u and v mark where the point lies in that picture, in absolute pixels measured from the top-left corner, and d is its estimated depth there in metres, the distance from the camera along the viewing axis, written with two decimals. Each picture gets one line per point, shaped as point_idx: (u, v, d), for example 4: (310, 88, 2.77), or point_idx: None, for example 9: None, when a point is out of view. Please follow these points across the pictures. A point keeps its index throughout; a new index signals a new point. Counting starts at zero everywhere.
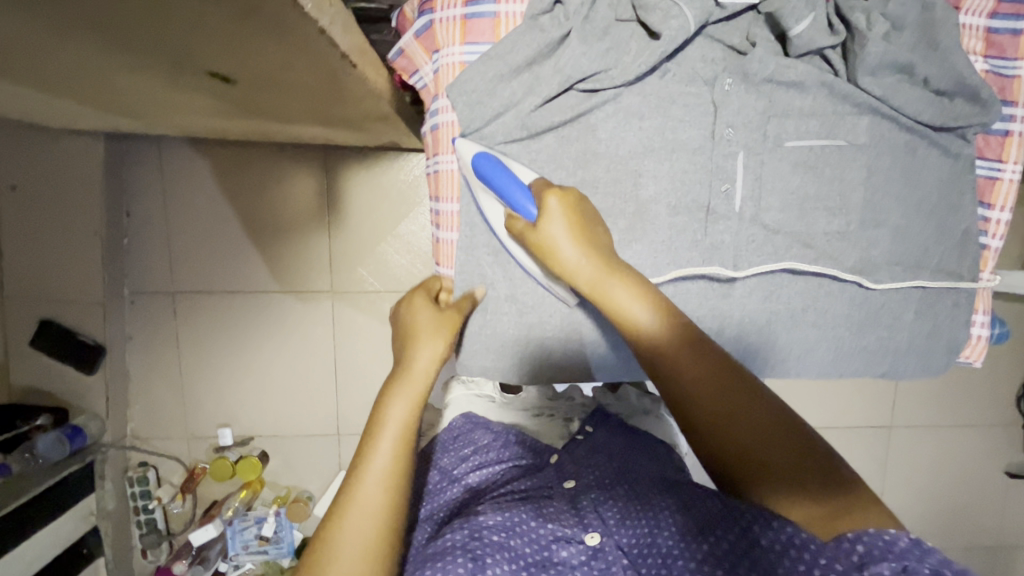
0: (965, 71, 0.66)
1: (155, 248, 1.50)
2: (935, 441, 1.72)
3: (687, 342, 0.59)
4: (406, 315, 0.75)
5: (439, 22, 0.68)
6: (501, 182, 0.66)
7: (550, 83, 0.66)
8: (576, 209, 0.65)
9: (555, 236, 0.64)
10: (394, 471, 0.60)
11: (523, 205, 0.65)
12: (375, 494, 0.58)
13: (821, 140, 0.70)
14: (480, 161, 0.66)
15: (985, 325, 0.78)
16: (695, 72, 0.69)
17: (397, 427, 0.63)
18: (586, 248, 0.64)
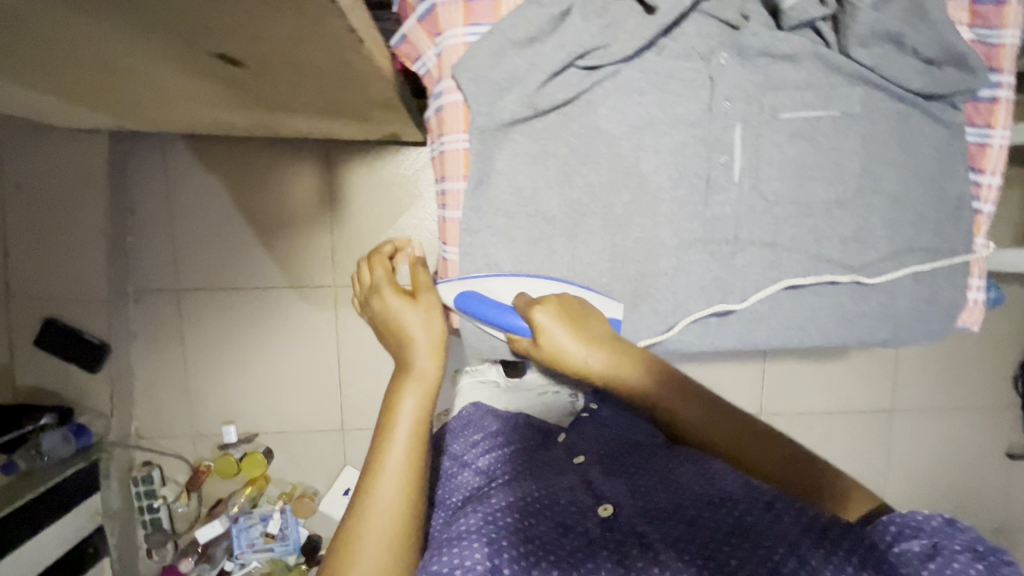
0: (952, 38, 0.68)
1: (158, 246, 1.51)
2: (937, 423, 1.73)
3: (667, 385, 0.72)
4: (387, 316, 0.78)
5: (442, 5, 0.69)
6: (490, 312, 0.71)
7: (553, 58, 0.66)
8: (565, 316, 0.70)
9: (558, 347, 0.69)
10: (412, 458, 0.67)
11: (517, 327, 0.71)
12: (393, 483, 0.65)
13: (816, 112, 0.72)
14: (465, 301, 0.72)
15: (981, 289, 0.78)
16: (692, 46, 0.70)
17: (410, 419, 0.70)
18: (594, 344, 0.70)
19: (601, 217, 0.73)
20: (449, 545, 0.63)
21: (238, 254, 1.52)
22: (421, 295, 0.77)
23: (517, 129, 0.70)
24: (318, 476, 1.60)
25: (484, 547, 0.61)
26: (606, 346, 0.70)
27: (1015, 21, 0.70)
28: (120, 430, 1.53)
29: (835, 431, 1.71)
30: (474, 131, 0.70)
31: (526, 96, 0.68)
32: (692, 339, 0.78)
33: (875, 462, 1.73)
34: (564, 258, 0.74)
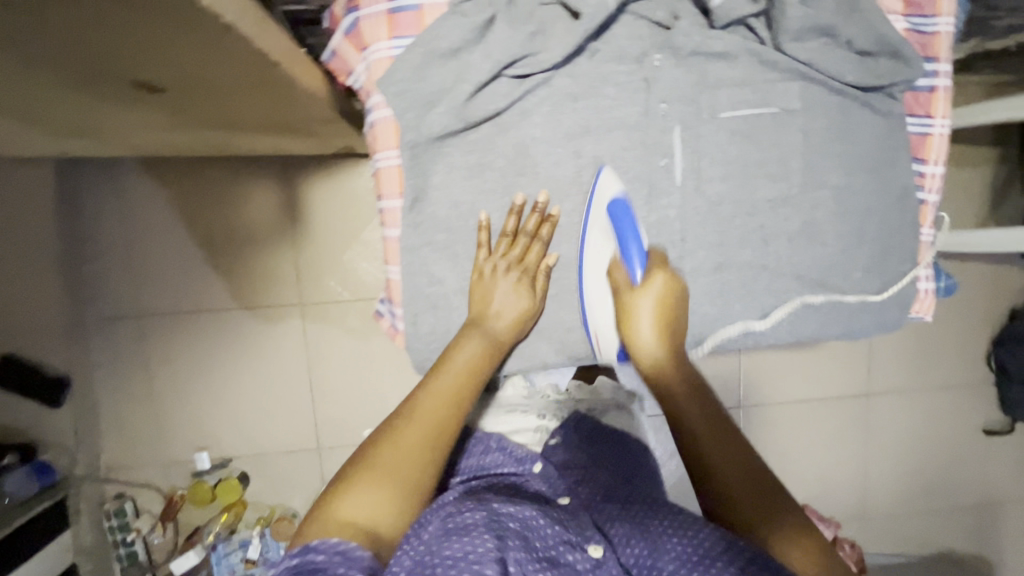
0: (883, 29, 0.67)
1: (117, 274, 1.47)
2: (914, 405, 1.74)
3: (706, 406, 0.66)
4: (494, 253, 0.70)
5: (365, 19, 0.68)
6: (620, 233, 0.68)
7: (480, 68, 0.64)
8: (674, 297, 0.69)
9: (641, 308, 0.68)
10: (456, 402, 0.66)
11: (632, 264, 0.68)
12: (416, 430, 0.64)
13: (754, 109, 0.71)
14: (616, 207, 0.68)
15: (930, 279, 0.79)
16: (624, 49, 0.69)
17: (462, 368, 0.68)
18: (660, 332, 0.69)
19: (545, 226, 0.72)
20: (451, 536, 0.58)
21: (201, 275, 1.48)
22: (534, 304, 0.72)
23: (452, 143, 0.68)
24: (297, 497, 1.57)
25: (493, 541, 0.58)
26: (664, 329, 0.69)
27: (948, 9, 0.70)
28: (88, 464, 1.49)
29: (815, 418, 1.71)
30: (405, 146, 0.68)
31: (456, 109, 0.66)
32: None
33: (856, 447, 1.74)
34: None
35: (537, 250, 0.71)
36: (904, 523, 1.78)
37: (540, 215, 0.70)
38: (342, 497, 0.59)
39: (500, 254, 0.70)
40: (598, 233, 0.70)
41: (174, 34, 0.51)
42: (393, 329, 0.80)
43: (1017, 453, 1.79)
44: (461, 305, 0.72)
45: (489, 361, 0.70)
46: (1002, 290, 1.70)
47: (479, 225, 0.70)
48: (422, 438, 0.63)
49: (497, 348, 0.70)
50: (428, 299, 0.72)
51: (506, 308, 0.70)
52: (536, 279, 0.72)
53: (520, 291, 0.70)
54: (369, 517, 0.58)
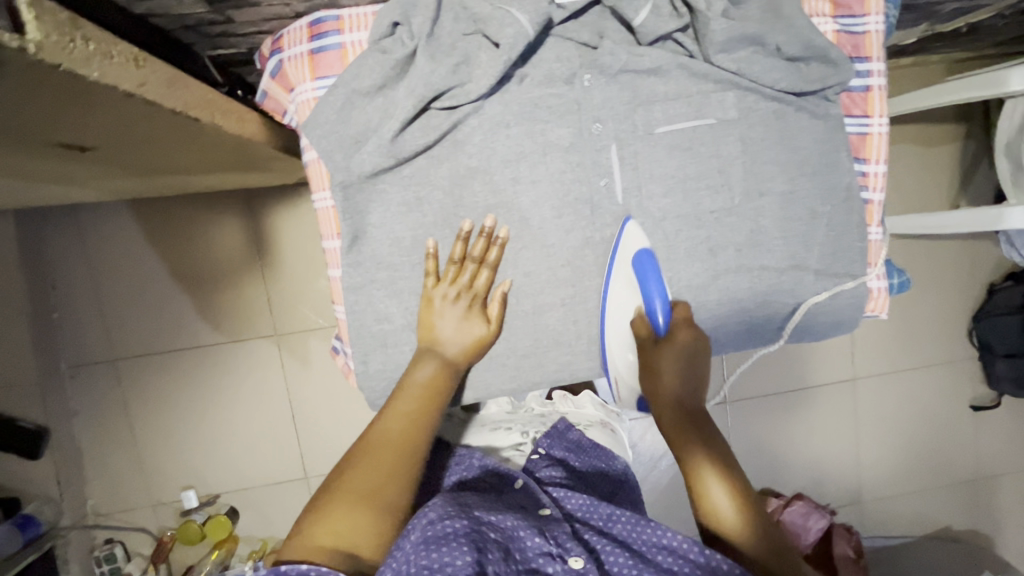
0: (810, 34, 0.66)
1: (92, 318, 1.46)
2: (901, 386, 1.74)
3: (684, 401, 0.71)
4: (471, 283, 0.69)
5: (289, 61, 0.67)
6: (644, 288, 0.70)
7: (405, 104, 0.63)
8: (693, 351, 0.71)
9: (660, 360, 0.71)
10: (416, 417, 0.65)
11: (657, 317, 0.70)
12: (385, 449, 0.63)
13: (689, 122, 0.71)
14: (642, 260, 0.69)
15: (882, 277, 0.78)
16: (553, 72, 0.67)
17: (421, 385, 0.67)
18: (678, 384, 0.71)
19: None
20: (431, 545, 0.55)
21: (178, 312, 1.47)
22: (490, 330, 0.71)
23: (385, 180, 0.67)
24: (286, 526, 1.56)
25: (473, 554, 0.54)
26: (682, 371, 0.71)
27: (876, 8, 0.70)
28: (75, 512, 1.48)
29: (803, 408, 1.71)
30: (336, 188, 0.66)
31: (384, 147, 0.64)
32: (602, 365, 0.76)
33: (846, 432, 1.74)
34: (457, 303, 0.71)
35: (486, 276, 0.69)
36: (899, 504, 1.78)
37: (488, 240, 0.69)
38: (314, 526, 0.57)
39: (448, 283, 0.69)
40: (621, 282, 0.71)
41: (76, 105, 0.50)
42: (348, 368, 0.79)
43: (1006, 427, 1.79)
44: (411, 341, 0.71)
45: (448, 376, 0.68)
46: (978, 266, 1.71)
47: (428, 252, 0.68)
48: (392, 454, 0.62)
49: (453, 363, 0.69)
50: (376, 338, 0.70)
51: (458, 336, 0.69)
52: (489, 305, 0.71)
53: (473, 317, 0.69)
54: (349, 541, 0.57)
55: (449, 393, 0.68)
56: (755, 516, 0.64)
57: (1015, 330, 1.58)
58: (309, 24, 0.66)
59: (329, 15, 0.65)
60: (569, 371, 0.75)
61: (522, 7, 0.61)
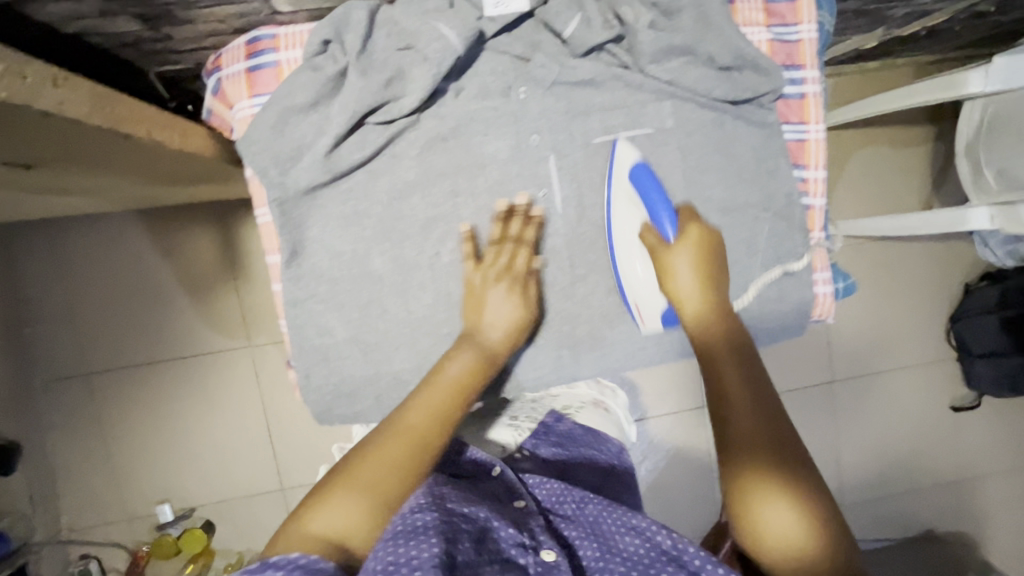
0: (740, 43, 0.67)
1: (68, 332, 1.46)
2: (880, 387, 1.74)
3: (752, 373, 0.58)
4: (513, 257, 0.69)
5: (227, 79, 0.68)
6: (649, 196, 0.68)
7: (338, 120, 0.64)
8: (708, 248, 0.68)
9: (677, 261, 0.66)
10: (446, 406, 0.59)
11: (662, 222, 0.67)
12: (398, 439, 0.56)
13: (626, 132, 0.71)
14: (637, 172, 0.69)
15: (827, 282, 0.78)
16: (488, 85, 0.68)
17: (456, 378, 0.62)
18: (701, 281, 0.65)
19: (430, 267, 0.71)
20: (395, 541, 0.48)
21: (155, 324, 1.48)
22: (528, 313, 0.68)
23: (323, 195, 0.68)
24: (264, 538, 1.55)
25: (441, 544, 0.48)
26: (697, 269, 0.66)
27: (808, 17, 0.71)
28: (47, 529, 1.46)
29: None
30: (272, 203, 0.66)
31: (319, 162, 0.65)
32: (550, 374, 0.75)
33: (827, 435, 1.73)
34: (399, 315, 0.71)
35: (524, 257, 0.69)
36: (883, 507, 1.76)
37: (527, 224, 0.70)
38: (314, 512, 0.51)
39: (488, 266, 0.68)
40: (620, 202, 0.70)
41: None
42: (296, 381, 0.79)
43: (986, 426, 1.78)
44: (354, 354, 0.71)
45: (483, 373, 0.63)
46: (951, 266, 1.71)
47: (464, 236, 0.69)
48: (404, 449, 0.55)
49: (492, 359, 0.65)
50: (320, 351, 0.71)
51: (501, 320, 0.67)
52: (529, 289, 0.69)
53: (512, 300, 0.67)
54: (342, 533, 0.51)
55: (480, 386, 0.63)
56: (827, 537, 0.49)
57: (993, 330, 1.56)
58: (245, 43, 0.67)
59: (265, 33, 0.66)
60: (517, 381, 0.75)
61: (449, 23, 0.62)
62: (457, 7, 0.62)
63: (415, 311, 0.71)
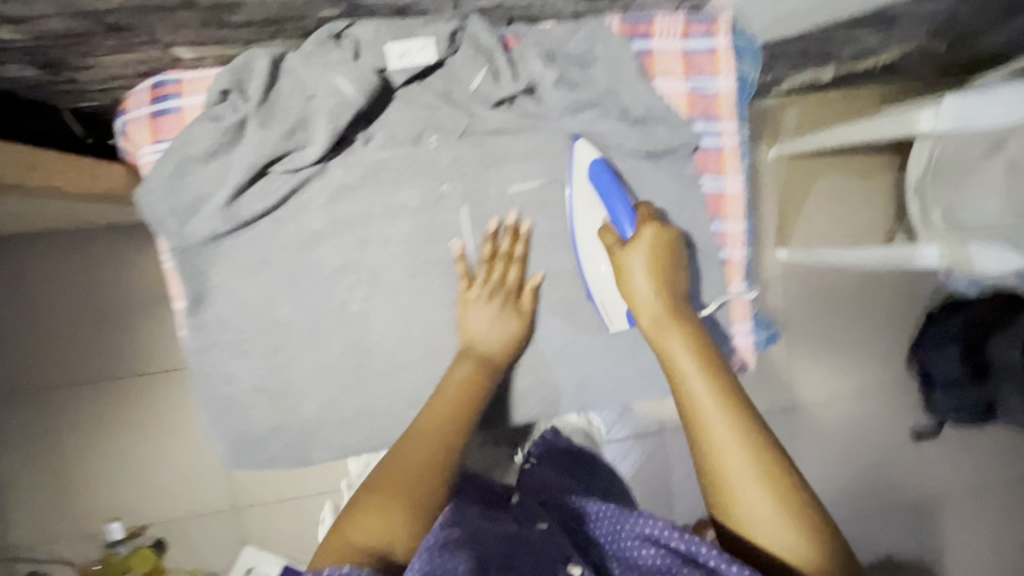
0: (650, 98, 0.67)
1: (85, 326, 1.27)
2: (843, 413, 1.69)
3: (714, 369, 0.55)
4: (505, 270, 0.70)
5: (131, 123, 0.66)
6: (607, 196, 0.65)
7: (237, 171, 0.63)
8: (667, 250, 0.63)
9: (633, 263, 0.62)
10: (459, 405, 0.62)
11: (621, 221, 0.65)
12: (421, 443, 0.58)
13: (541, 182, 0.70)
14: (596, 171, 0.66)
15: (749, 333, 0.77)
16: (397, 133, 0.67)
17: (461, 383, 0.64)
18: (658, 287, 0.61)
19: (338, 316, 0.70)
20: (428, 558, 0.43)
21: (136, 333, 1.30)
22: (524, 325, 0.71)
23: (227, 243, 0.67)
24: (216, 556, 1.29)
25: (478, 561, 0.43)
26: (657, 269, 0.62)
27: (727, 68, 0.70)
28: None
29: None
30: (172, 252, 0.65)
31: (219, 211, 0.64)
32: None
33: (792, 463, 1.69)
34: (307, 364, 0.70)
35: (516, 272, 0.70)
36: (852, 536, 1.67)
37: (514, 240, 0.70)
38: (354, 520, 0.50)
39: (479, 284, 0.69)
40: (583, 202, 0.68)
41: None
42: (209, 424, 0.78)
43: (949, 457, 1.71)
44: (259, 402, 0.70)
45: (485, 374, 0.66)
46: (918, 293, 1.70)
47: (455, 255, 0.70)
48: (427, 451, 0.57)
49: (492, 364, 0.68)
50: (224, 400, 0.70)
51: (494, 333, 0.69)
52: (523, 301, 0.71)
53: (504, 313, 0.69)
54: (386, 541, 0.49)
55: (485, 392, 0.65)
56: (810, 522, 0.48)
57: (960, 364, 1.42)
58: (151, 86, 0.66)
59: (170, 77, 0.65)
60: None
61: (347, 77, 0.61)
62: (356, 59, 0.61)
63: (323, 360, 0.70)
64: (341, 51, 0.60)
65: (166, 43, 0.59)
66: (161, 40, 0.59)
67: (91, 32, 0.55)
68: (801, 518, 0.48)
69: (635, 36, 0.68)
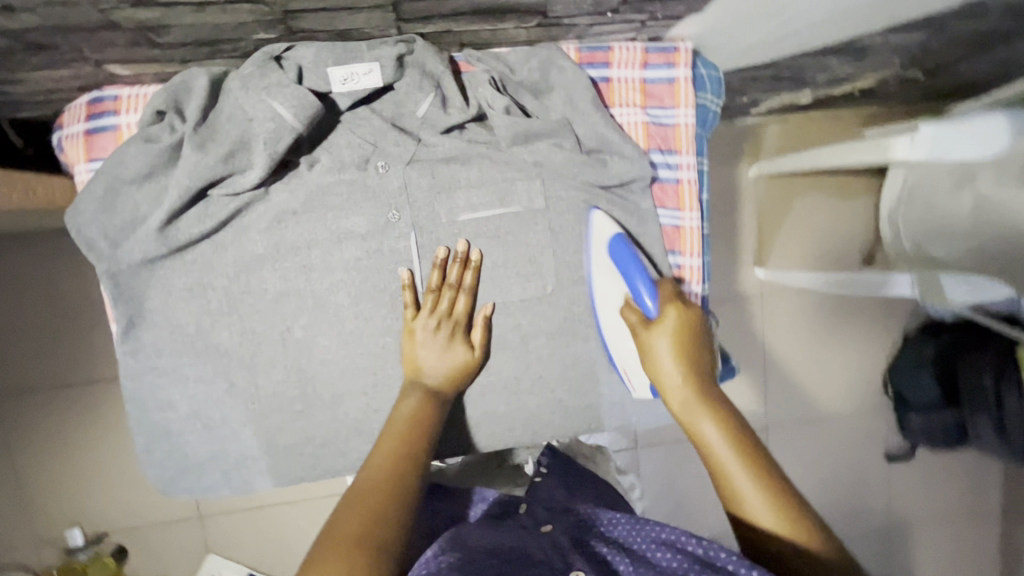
0: (604, 130, 0.65)
1: (26, 322, 1.06)
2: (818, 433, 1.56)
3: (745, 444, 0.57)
4: (453, 301, 0.68)
5: (66, 139, 0.64)
6: (628, 275, 0.66)
7: (172, 193, 0.60)
8: (691, 329, 0.64)
9: (659, 346, 0.63)
10: (403, 441, 0.60)
11: (643, 301, 0.66)
12: (367, 491, 0.54)
13: (493, 211, 0.68)
14: (615, 248, 0.67)
15: None
16: (343, 158, 0.65)
17: (403, 420, 0.63)
18: (683, 369, 0.62)
19: (280, 342, 0.67)
20: None
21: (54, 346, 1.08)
22: (474, 357, 0.69)
23: (164, 266, 0.64)
24: (181, 564, 1.17)
25: None
26: (683, 351, 0.63)
27: (686, 100, 0.69)
28: None
29: None
30: (103, 276, 0.63)
31: (153, 235, 0.62)
32: None
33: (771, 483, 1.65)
34: (246, 391, 0.68)
35: (464, 301, 0.68)
36: None
37: (463, 268, 0.68)
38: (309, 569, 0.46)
39: (426, 312, 0.67)
40: (603, 276, 0.69)
41: None
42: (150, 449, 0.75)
43: (918, 482, 1.59)
44: (197, 430, 0.68)
45: (430, 405, 0.65)
46: None
47: (402, 283, 0.67)
48: (377, 495, 0.54)
49: (437, 396, 0.66)
50: (159, 427, 0.68)
51: (441, 364, 0.67)
52: (472, 332, 0.69)
53: (450, 346, 0.67)
54: None
55: (434, 421, 0.64)
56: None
57: (934, 387, 1.29)
58: (87, 102, 0.64)
59: (106, 94, 0.63)
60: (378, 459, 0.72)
61: (284, 101, 0.59)
62: (298, 83, 0.60)
63: (263, 387, 0.68)
64: (282, 73, 0.58)
65: (98, 60, 0.57)
66: (93, 57, 0.57)
67: (12, 50, 0.52)
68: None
69: (592, 64, 0.68)
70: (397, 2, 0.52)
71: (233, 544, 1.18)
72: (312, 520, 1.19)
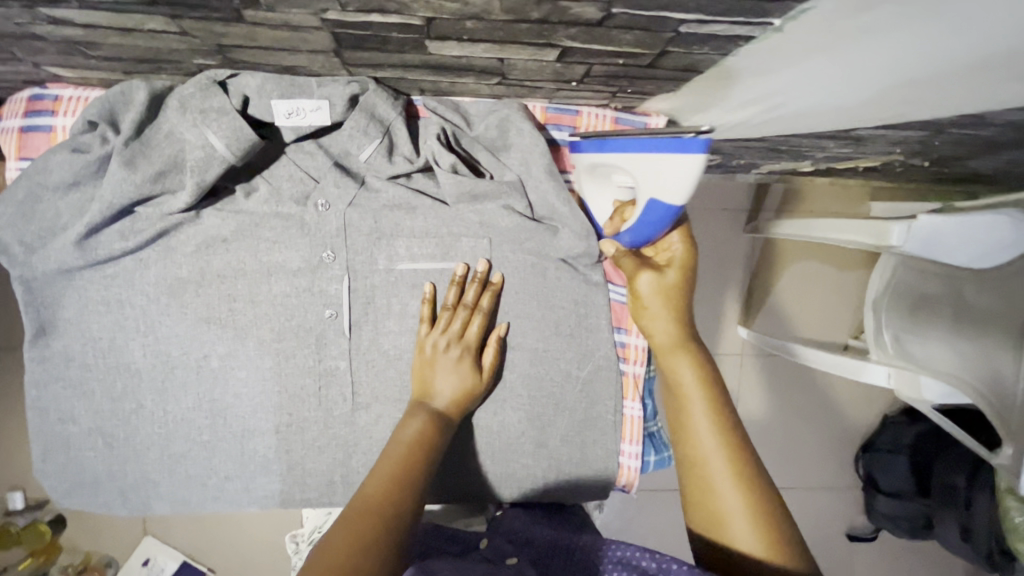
0: (555, 200, 0.63)
1: None
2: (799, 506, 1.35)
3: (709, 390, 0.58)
4: (466, 322, 0.63)
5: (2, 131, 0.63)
6: (642, 224, 0.56)
7: (93, 209, 0.58)
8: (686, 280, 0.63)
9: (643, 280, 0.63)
10: (408, 460, 0.54)
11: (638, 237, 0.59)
12: (351, 519, 0.47)
13: (434, 263, 0.65)
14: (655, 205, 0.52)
15: (634, 455, 0.73)
16: (283, 191, 0.62)
17: (409, 441, 0.56)
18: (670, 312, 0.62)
19: (194, 369, 0.65)
20: None
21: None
22: (480, 382, 0.63)
23: (81, 277, 0.62)
24: (116, 539, 1.05)
25: None
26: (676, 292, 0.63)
27: None
28: None
29: None
30: (17, 282, 0.62)
31: (71, 247, 0.60)
32: (320, 497, 0.69)
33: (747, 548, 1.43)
34: (154, 414, 0.65)
35: (478, 324, 0.63)
36: None
37: (483, 291, 0.64)
38: None
39: (440, 330, 0.63)
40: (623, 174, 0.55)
41: None
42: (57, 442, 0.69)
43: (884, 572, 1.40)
44: (96, 445, 0.66)
45: (440, 429, 0.59)
46: None
47: (423, 296, 0.64)
48: (356, 524, 0.47)
49: (450, 425, 0.61)
50: (60, 437, 0.66)
51: (451, 390, 0.62)
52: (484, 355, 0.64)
53: (463, 371, 0.62)
54: None
55: (440, 450, 0.57)
56: (793, 550, 0.49)
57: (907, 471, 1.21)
58: (26, 98, 0.61)
59: (47, 93, 0.61)
60: (282, 498, 0.69)
61: (218, 132, 0.57)
62: (241, 111, 0.57)
63: (172, 412, 0.65)
64: (224, 98, 0.55)
65: (35, 62, 0.54)
66: (28, 60, 0.54)
67: None
68: (767, 526, 0.50)
69: (557, 126, 0.66)
70: (338, 51, 0.49)
71: (174, 530, 1.07)
72: (252, 520, 1.08)
